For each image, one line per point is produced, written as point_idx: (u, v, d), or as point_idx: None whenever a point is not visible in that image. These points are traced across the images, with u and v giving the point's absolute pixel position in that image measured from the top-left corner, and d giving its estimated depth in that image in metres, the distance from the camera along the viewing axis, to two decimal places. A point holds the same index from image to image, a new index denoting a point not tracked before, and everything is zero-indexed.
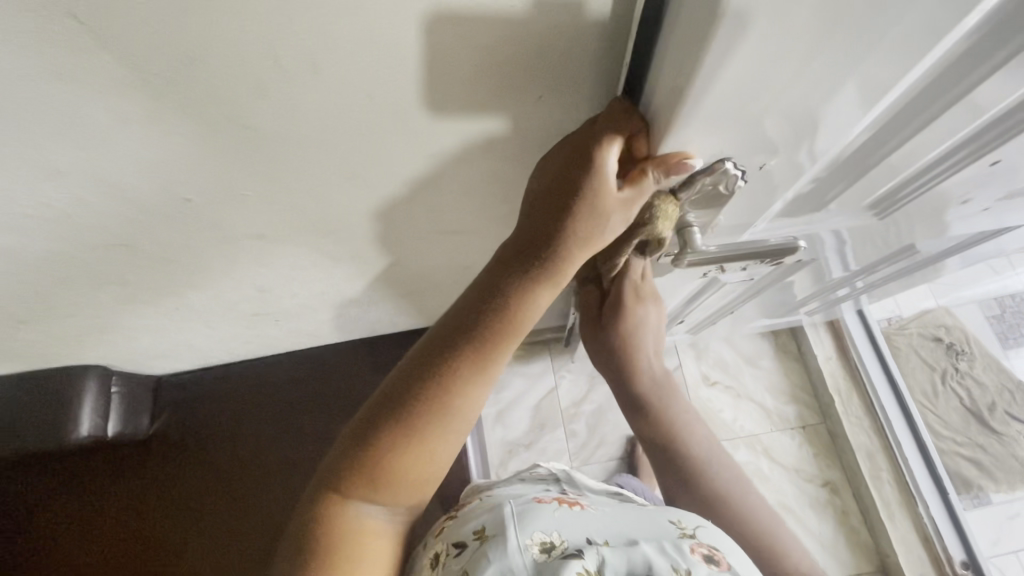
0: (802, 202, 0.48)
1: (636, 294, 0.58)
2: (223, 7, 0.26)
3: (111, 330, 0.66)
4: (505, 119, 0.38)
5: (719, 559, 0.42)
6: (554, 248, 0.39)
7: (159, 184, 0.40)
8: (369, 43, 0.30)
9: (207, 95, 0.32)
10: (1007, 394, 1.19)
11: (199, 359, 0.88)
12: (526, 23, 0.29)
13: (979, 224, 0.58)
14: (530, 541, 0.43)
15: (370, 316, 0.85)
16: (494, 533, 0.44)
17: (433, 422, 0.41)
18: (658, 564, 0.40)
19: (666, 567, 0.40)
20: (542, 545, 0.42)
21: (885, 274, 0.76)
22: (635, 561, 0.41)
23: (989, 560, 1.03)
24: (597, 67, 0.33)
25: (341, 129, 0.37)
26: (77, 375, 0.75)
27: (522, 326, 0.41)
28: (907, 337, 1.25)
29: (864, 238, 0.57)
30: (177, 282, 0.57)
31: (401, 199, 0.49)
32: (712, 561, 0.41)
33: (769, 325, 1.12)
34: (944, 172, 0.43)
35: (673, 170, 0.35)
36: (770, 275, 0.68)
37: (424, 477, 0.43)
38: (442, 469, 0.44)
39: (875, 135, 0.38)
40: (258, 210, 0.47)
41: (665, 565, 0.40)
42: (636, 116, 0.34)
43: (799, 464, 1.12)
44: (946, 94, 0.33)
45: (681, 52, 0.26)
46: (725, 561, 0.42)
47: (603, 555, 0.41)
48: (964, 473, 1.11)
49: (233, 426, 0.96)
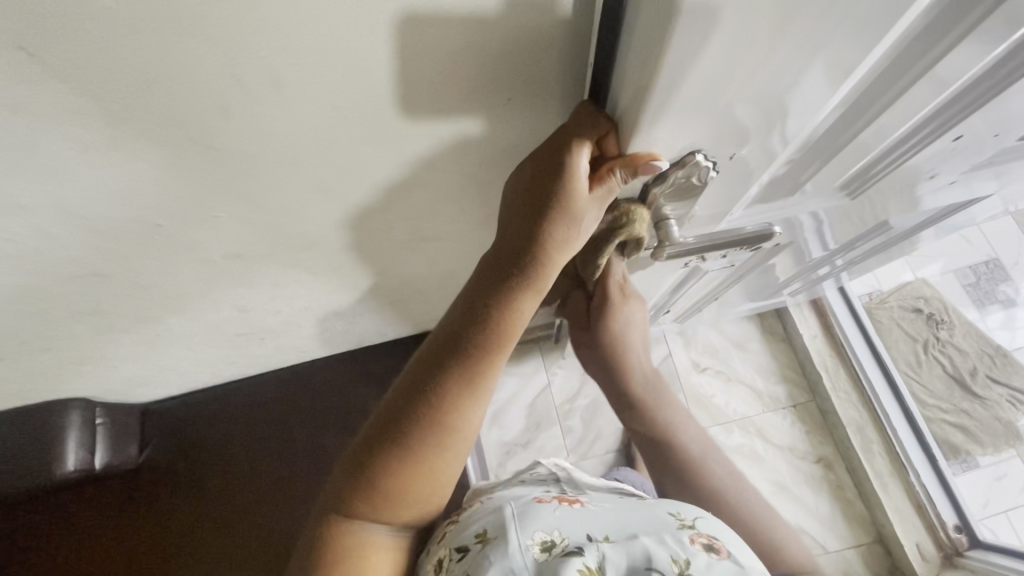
0: (776, 186, 0.49)
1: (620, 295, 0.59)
2: (178, 29, 0.26)
3: (92, 361, 0.65)
4: (476, 122, 0.38)
5: (718, 547, 0.42)
6: (535, 255, 0.39)
7: (128, 211, 0.39)
8: (331, 57, 0.29)
9: (170, 118, 0.32)
10: (988, 359, 1.22)
11: (185, 383, 0.86)
12: (487, 25, 0.29)
13: (948, 197, 0.59)
14: (531, 541, 0.43)
15: (357, 327, 0.84)
16: (495, 535, 0.44)
17: (433, 437, 0.41)
18: (658, 556, 0.40)
19: (666, 558, 0.40)
20: (543, 543, 0.43)
21: (862, 251, 0.77)
22: (635, 554, 0.41)
23: (981, 522, 1.06)
24: (563, 65, 0.33)
25: (310, 142, 0.37)
26: (59, 414, 0.74)
27: (511, 335, 0.42)
28: (888, 311, 1.27)
29: (840, 217, 0.58)
30: (155, 308, 0.56)
31: (377, 208, 0.48)
32: (712, 549, 0.42)
33: (755, 307, 1.13)
34: (912, 148, 0.44)
35: (642, 170, 0.35)
36: (751, 259, 0.69)
37: (427, 492, 0.43)
38: (445, 482, 0.44)
39: (844, 115, 0.39)
40: (233, 229, 0.46)
41: (665, 556, 0.40)
42: (603, 117, 0.34)
43: (792, 442, 1.14)
44: (910, 69, 0.34)
45: (644, 47, 0.26)
46: (725, 549, 0.42)
47: (603, 552, 0.41)
48: (951, 440, 1.14)
49: (225, 447, 0.94)
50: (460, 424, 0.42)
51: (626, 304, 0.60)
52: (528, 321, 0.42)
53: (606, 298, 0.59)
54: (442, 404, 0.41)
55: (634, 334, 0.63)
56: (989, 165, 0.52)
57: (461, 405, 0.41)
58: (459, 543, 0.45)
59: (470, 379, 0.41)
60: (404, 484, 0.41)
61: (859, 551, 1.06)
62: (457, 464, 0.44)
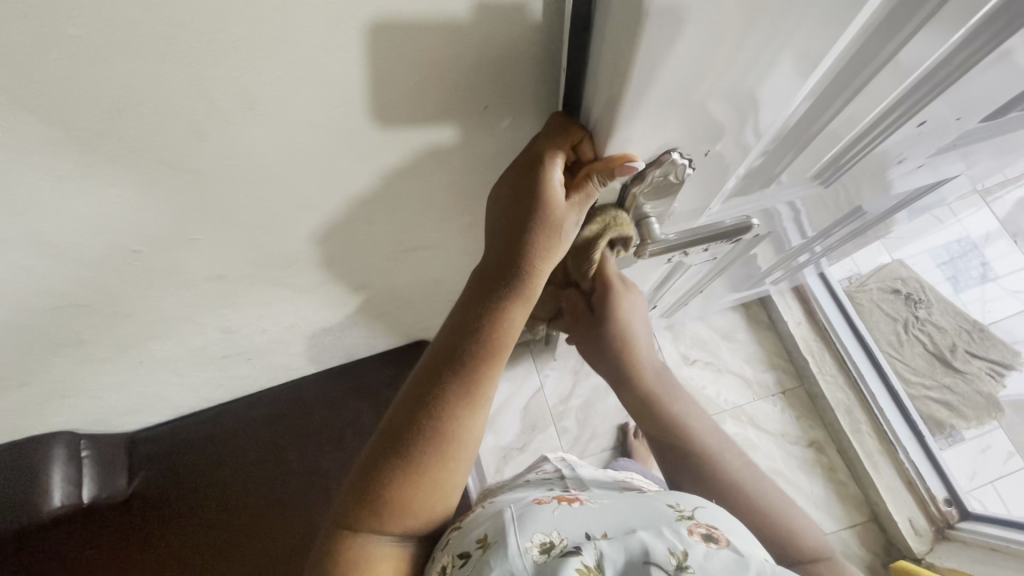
0: (752, 178, 0.49)
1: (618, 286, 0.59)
2: (146, 54, 0.26)
3: (74, 394, 0.64)
4: (453, 129, 0.38)
5: (717, 536, 0.42)
6: (520, 265, 0.40)
7: (104, 239, 0.39)
8: (304, 74, 0.30)
9: (143, 143, 0.31)
10: (966, 334, 1.25)
11: (172, 409, 0.85)
12: (458, 34, 0.29)
13: (918, 179, 0.61)
14: (530, 543, 0.43)
15: (346, 342, 0.84)
16: (496, 539, 0.44)
17: (435, 448, 0.41)
18: (656, 550, 0.40)
19: (664, 552, 0.40)
20: (542, 545, 0.42)
21: (840, 236, 0.79)
22: (633, 549, 0.41)
23: (970, 494, 1.08)
24: (536, 72, 0.34)
25: (287, 159, 0.37)
26: (43, 449, 0.73)
27: (505, 342, 0.42)
28: (868, 294, 1.30)
29: (816, 205, 0.59)
30: (138, 334, 0.55)
31: (360, 221, 0.48)
32: (710, 539, 0.42)
33: (738, 298, 1.15)
34: (881, 134, 0.45)
35: (618, 172, 0.35)
36: (732, 252, 0.70)
37: (432, 502, 0.43)
38: (451, 491, 0.44)
39: (814, 105, 0.40)
40: (215, 252, 0.45)
41: (662, 550, 0.40)
42: (576, 125, 0.34)
43: (784, 428, 1.16)
44: (874, 58, 0.35)
45: (615, 50, 0.27)
46: (723, 538, 0.42)
47: (601, 550, 0.41)
48: (936, 416, 1.16)
49: (213, 470, 0.92)
50: (460, 434, 0.42)
51: (625, 294, 0.60)
52: (521, 328, 0.42)
53: (605, 290, 0.59)
54: (442, 414, 0.41)
55: (636, 325, 0.62)
56: (954, 148, 0.54)
57: (461, 414, 0.41)
58: (461, 548, 0.45)
59: (467, 388, 0.41)
60: (410, 496, 0.41)
61: (854, 531, 1.07)
62: (461, 473, 0.44)
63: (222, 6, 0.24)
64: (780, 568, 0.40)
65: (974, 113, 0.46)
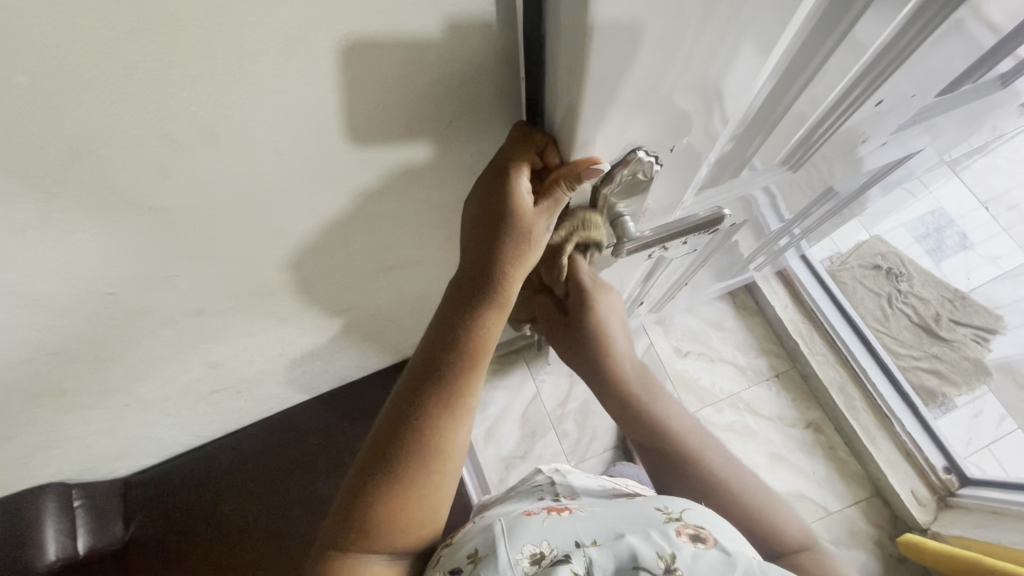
0: (723, 166, 0.49)
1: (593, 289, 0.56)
2: (99, 96, 0.26)
3: (62, 443, 0.62)
4: (419, 146, 0.38)
5: (705, 537, 0.43)
6: (494, 276, 0.40)
7: (76, 285, 0.38)
8: (263, 102, 0.30)
9: (107, 184, 0.31)
10: (949, 303, 1.28)
11: (165, 450, 0.83)
12: (414, 52, 0.29)
13: (884, 157, 0.62)
14: (520, 554, 0.42)
15: (335, 366, 0.83)
16: (486, 553, 0.43)
17: (419, 463, 0.40)
18: (644, 554, 0.40)
19: (652, 555, 0.40)
20: (532, 556, 0.42)
21: (817, 217, 0.80)
22: (622, 554, 0.41)
23: (968, 460, 1.10)
24: (499, 83, 0.34)
25: (254, 189, 0.36)
26: (26, 497, 0.73)
27: (485, 352, 0.42)
28: (850, 272, 1.31)
29: (791, 187, 0.60)
30: (121, 378, 0.54)
31: (335, 245, 0.48)
32: (698, 539, 0.42)
33: (724, 287, 1.16)
34: (842, 114, 0.46)
35: (585, 175, 0.34)
36: (712, 242, 0.71)
37: (423, 518, 0.43)
38: (441, 504, 0.44)
39: (775, 89, 0.40)
40: (193, 288, 0.45)
41: (651, 553, 0.40)
42: (538, 133, 0.34)
43: (780, 411, 1.16)
44: (828, 38, 0.36)
45: (568, 58, 0.27)
46: (711, 538, 0.43)
47: (591, 556, 0.41)
48: (928, 385, 1.17)
49: (213, 506, 0.91)
50: (445, 447, 0.41)
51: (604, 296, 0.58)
52: (499, 337, 0.43)
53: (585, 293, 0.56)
54: (425, 428, 0.40)
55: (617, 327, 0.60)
56: (916, 123, 0.55)
57: (445, 426, 0.41)
58: (450, 565, 0.44)
59: (449, 401, 0.41)
60: (400, 513, 0.41)
61: (858, 507, 1.08)
62: (449, 484, 0.43)
63: (173, 43, 0.24)
64: (768, 563, 0.40)
65: (930, 89, 0.47)
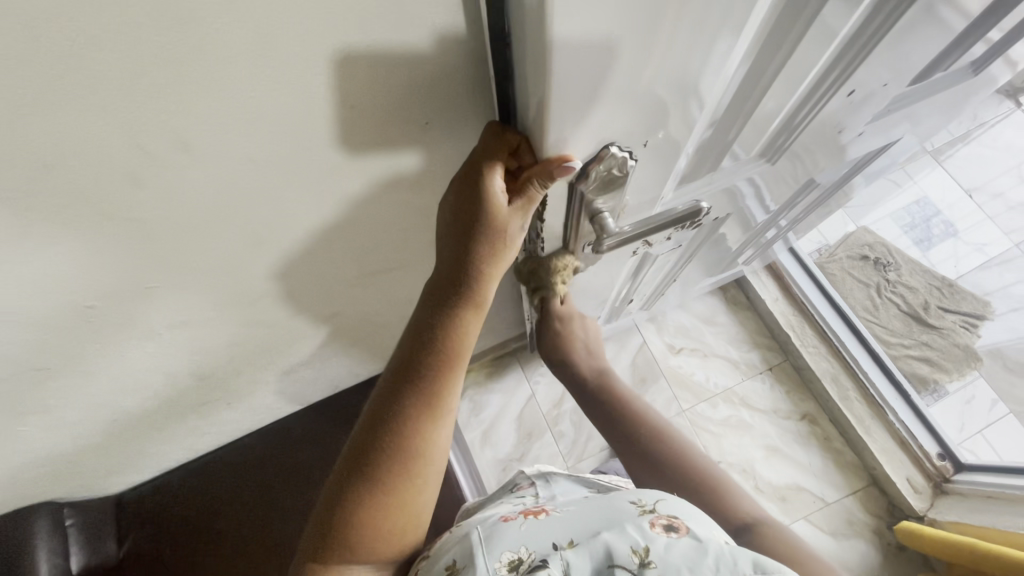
0: (700, 160, 0.50)
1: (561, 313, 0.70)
2: (64, 109, 0.26)
3: (50, 461, 0.62)
4: (395, 150, 0.38)
5: (677, 526, 0.43)
6: (469, 277, 0.40)
7: (55, 299, 0.38)
8: (231, 111, 0.30)
9: (78, 197, 0.31)
10: (937, 291, 1.29)
11: (157, 464, 0.83)
12: (383, 59, 0.29)
13: (862, 147, 0.63)
14: (498, 563, 0.42)
15: (326, 374, 0.82)
16: (464, 565, 0.43)
17: (400, 465, 0.41)
18: (618, 551, 0.41)
19: (626, 551, 0.41)
20: (510, 564, 0.42)
21: (802, 208, 0.80)
22: (598, 554, 0.41)
23: (961, 446, 1.10)
24: (471, 84, 0.34)
25: (229, 199, 0.36)
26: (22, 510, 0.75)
27: (462, 352, 0.42)
28: (838, 263, 1.31)
29: (774, 179, 0.60)
30: (107, 392, 0.54)
31: (320, 251, 0.48)
32: (671, 529, 0.42)
33: (714, 282, 1.16)
34: (814, 105, 0.46)
35: (558, 173, 0.34)
36: (697, 237, 0.71)
37: (405, 521, 0.43)
38: (423, 507, 0.44)
39: (745, 82, 0.41)
40: (176, 300, 0.45)
41: (625, 549, 0.41)
42: (512, 133, 0.34)
43: (774, 404, 1.17)
44: (793, 29, 0.36)
45: (533, 58, 0.27)
46: (684, 526, 0.43)
47: (567, 559, 0.41)
48: (919, 373, 1.18)
49: (206, 519, 0.89)
50: (425, 449, 0.42)
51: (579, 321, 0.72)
52: (475, 336, 0.43)
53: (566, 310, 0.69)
54: (405, 430, 0.41)
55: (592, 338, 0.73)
56: (890, 112, 0.55)
57: (425, 427, 0.41)
58: None
59: (427, 403, 0.41)
60: (382, 517, 0.41)
61: (856, 497, 1.08)
62: (431, 485, 0.44)
63: (133, 58, 0.24)
64: (738, 546, 0.41)
65: (899, 78, 0.47)
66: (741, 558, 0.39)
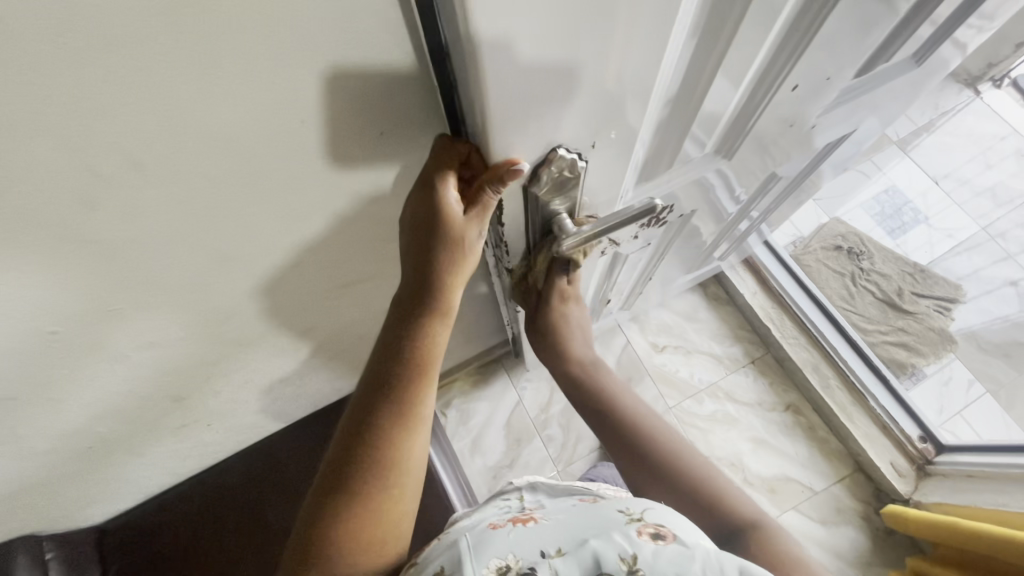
0: (654, 158, 0.50)
1: (564, 296, 0.66)
2: (10, 134, 0.26)
3: (25, 492, 0.61)
4: (351, 162, 0.38)
5: (664, 534, 0.43)
6: (433, 289, 0.41)
7: (17, 326, 0.38)
8: (181, 129, 0.30)
9: (34, 221, 0.31)
10: (909, 277, 1.32)
11: (139, 490, 0.82)
12: (328, 73, 0.30)
13: (818, 140, 0.64)
14: (485, 570, 0.42)
15: (308, 390, 0.82)
16: (452, 570, 0.43)
17: (378, 477, 0.41)
18: (607, 558, 0.40)
19: (615, 558, 0.40)
20: (498, 570, 0.42)
21: (769, 200, 0.82)
22: (587, 562, 0.41)
23: (942, 427, 1.12)
24: (419, 96, 0.34)
25: (190, 217, 0.37)
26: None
27: (433, 360, 0.43)
28: (814, 255, 1.34)
29: (735, 174, 0.62)
30: (80, 419, 0.54)
31: (288, 267, 0.48)
32: (659, 537, 0.42)
33: (693, 279, 1.17)
34: (761, 98, 0.48)
35: (508, 177, 0.34)
36: (666, 234, 0.73)
37: (388, 535, 0.43)
38: (405, 519, 0.44)
39: (687, 83, 0.41)
40: (144, 322, 0.45)
41: (613, 556, 0.40)
42: (460, 142, 0.35)
43: (759, 396, 1.18)
44: (724, 30, 0.37)
45: (466, 65, 0.27)
46: (671, 534, 0.43)
47: (555, 568, 0.41)
48: (897, 358, 1.20)
49: (187, 547, 0.86)
50: (402, 459, 0.42)
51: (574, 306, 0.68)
52: (445, 344, 0.44)
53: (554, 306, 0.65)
54: (380, 442, 0.41)
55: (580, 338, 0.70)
56: (840, 104, 0.57)
57: (400, 438, 0.42)
58: None
59: (400, 414, 0.42)
60: (363, 533, 0.41)
61: (843, 484, 1.09)
62: (412, 494, 0.44)
63: (71, 84, 0.25)
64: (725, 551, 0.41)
65: (843, 70, 0.49)
66: (727, 562, 0.40)
